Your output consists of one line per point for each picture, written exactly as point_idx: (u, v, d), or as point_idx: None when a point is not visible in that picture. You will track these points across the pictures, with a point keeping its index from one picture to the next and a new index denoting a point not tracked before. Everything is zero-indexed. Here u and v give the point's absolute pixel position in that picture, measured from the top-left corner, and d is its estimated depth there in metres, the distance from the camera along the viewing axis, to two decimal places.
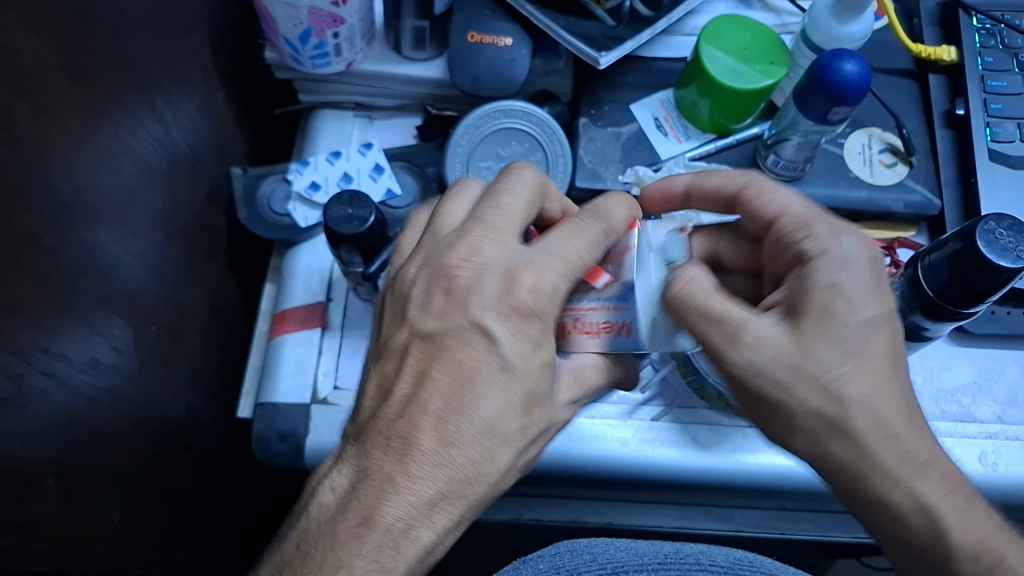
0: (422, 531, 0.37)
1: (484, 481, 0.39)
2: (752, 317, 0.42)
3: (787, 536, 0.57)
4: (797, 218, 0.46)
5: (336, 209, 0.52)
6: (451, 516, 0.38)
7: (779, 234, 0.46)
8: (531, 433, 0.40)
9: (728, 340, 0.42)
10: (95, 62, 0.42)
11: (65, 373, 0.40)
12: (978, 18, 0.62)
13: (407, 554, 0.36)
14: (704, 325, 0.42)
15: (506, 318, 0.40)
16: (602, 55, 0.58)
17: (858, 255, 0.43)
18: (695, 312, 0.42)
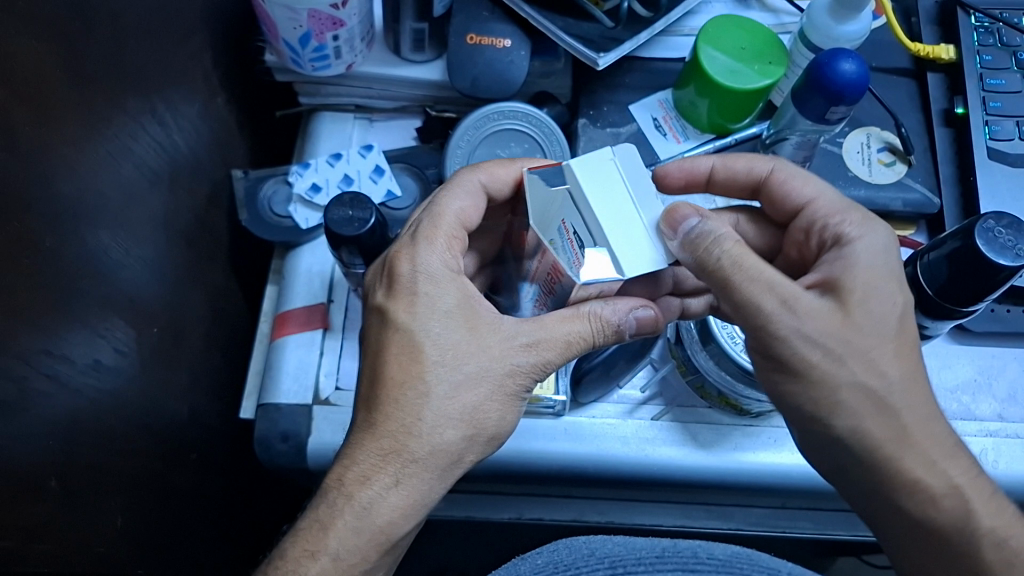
0: (358, 490, 0.40)
1: (420, 444, 0.41)
2: (776, 279, 0.41)
3: (788, 535, 0.57)
4: (829, 205, 0.47)
5: (337, 210, 0.52)
6: (391, 478, 0.40)
7: (811, 218, 0.48)
8: (459, 396, 0.42)
9: (780, 306, 0.41)
10: (96, 68, 0.42)
11: (67, 376, 0.40)
12: (976, 16, 0.62)
13: (348, 516, 0.40)
14: (754, 285, 0.41)
15: (417, 310, 0.42)
16: (600, 56, 0.58)
17: (889, 240, 0.44)
18: (740, 271, 0.41)
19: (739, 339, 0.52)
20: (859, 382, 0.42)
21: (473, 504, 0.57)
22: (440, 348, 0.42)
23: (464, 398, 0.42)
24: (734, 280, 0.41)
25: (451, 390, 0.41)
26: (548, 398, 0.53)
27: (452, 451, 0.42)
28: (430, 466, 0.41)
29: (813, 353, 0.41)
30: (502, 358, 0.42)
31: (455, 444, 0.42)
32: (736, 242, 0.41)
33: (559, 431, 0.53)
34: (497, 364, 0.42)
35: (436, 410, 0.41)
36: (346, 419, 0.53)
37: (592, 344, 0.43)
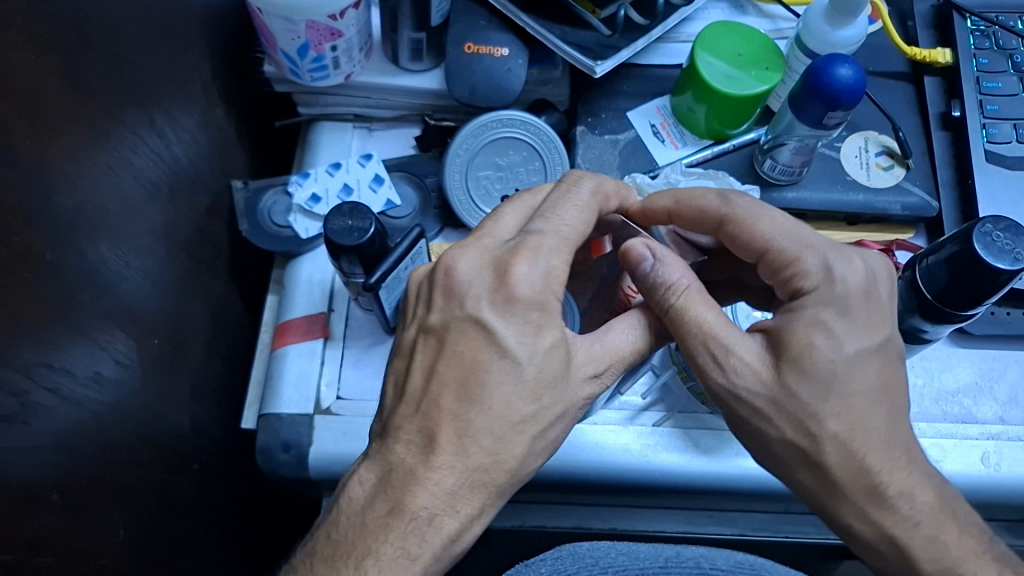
0: (444, 522, 0.40)
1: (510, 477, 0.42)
2: (711, 334, 0.43)
3: (791, 540, 0.57)
4: (785, 252, 0.44)
5: (338, 220, 0.52)
6: (472, 509, 0.41)
7: (769, 267, 0.45)
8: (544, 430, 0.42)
9: (715, 359, 0.43)
10: (94, 81, 0.42)
11: (68, 388, 0.40)
12: (972, 20, 0.62)
13: (433, 541, 0.40)
14: (694, 338, 0.43)
15: (509, 327, 0.41)
16: (597, 64, 0.58)
17: (879, 270, 0.43)
18: (682, 321, 0.43)
19: None
20: (861, 387, 0.41)
21: None
22: (509, 377, 0.41)
23: (532, 426, 0.42)
24: (679, 329, 0.43)
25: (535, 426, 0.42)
26: None
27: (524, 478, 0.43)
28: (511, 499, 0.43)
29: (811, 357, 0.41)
30: (550, 404, 0.42)
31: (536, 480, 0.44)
32: (694, 289, 0.43)
33: None
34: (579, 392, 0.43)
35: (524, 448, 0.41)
36: (347, 427, 0.53)
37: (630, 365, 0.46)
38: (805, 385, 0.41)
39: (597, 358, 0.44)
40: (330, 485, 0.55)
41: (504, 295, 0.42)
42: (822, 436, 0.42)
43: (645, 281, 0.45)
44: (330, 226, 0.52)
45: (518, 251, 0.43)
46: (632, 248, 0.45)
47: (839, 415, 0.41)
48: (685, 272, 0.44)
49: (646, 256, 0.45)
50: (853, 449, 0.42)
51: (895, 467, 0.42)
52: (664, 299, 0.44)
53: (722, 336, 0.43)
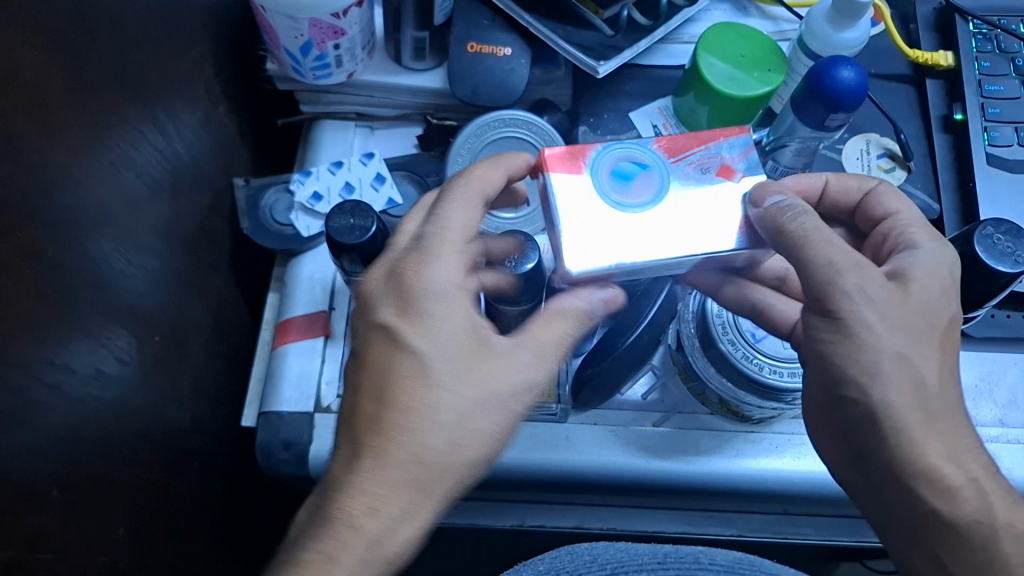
0: (364, 521, 0.38)
1: (437, 472, 0.40)
2: (839, 257, 0.42)
3: (790, 541, 0.57)
4: (907, 218, 0.47)
5: (337, 220, 0.52)
6: (397, 508, 0.39)
7: (885, 231, 0.48)
8: (466, 417, 0.41)
9: (841, 275, 0.41)
10: (97, 78, 0.42)
11: (69, 385, 0.40)
12: (974, 23, 0.62)
13: (356, 548, 0.38)
14: (827, 249, 0.42)
15: (432, 335, 0.41)
16: (600, 64, 0.58)
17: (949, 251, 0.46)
18: (814, 238, 0.42)
19: (739, 345, 0.52)
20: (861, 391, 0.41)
21: (474, 510, 0.57)
22: (445, 373, 0.41)
23: (458, 420, 0.41)
24: (805, 250, 0.42)
25: (473, 416, 0.41)
26: (548, 403, 0.54)
27: (456, 475, 0.41)
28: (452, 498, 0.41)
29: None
30: (500, 385, 0.42)
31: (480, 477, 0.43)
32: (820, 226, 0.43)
33: (560, 438, 0.54)
34: (505, 388, 0.42)
35: (446, 440, 0.40)
36: None
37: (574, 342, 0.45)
38: None
39: (524, 358, 0.43)
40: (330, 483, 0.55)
41: (402, 289, 0.43)
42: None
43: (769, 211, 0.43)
44: (330, 226, 0.52)
45: (411, 260, 0.43)
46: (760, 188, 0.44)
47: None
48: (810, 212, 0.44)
49: (772, 194, 0.44)
50: None
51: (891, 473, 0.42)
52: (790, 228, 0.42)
53: (849, 261, 0.42)
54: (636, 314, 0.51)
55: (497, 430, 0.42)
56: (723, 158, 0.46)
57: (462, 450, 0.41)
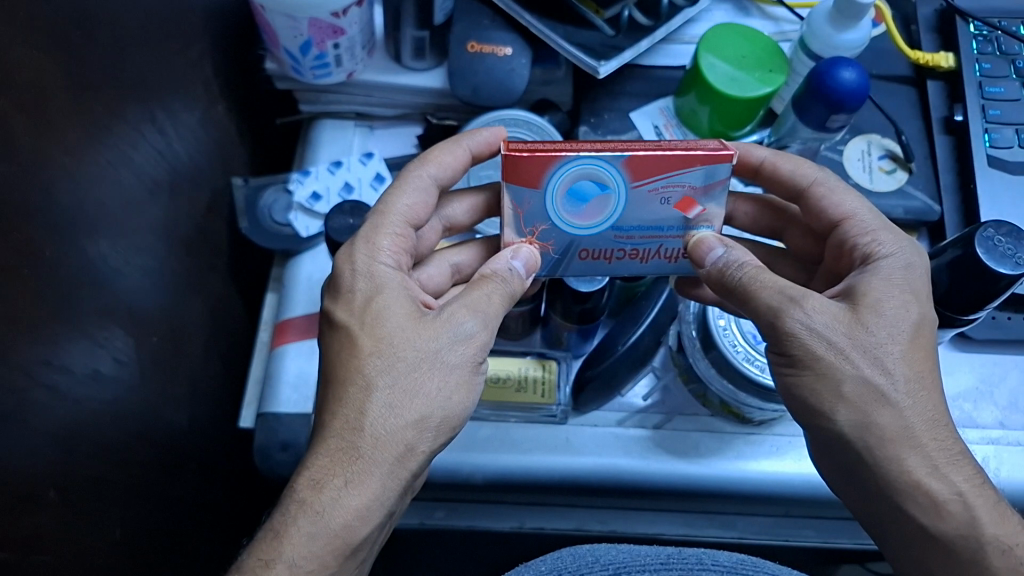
0: (310, 496, 0.39)
1: (377, 442, 0.40)
2: (784, 288, 0.43)
3: (791, 543, 0.57)
4: (864, 223, 0.47)
5: (336, 219, 0.52)
6: (342, 479, 0.39)
7: (842, 236, 0.48)
8: (397, 376, 0.41)
9: (791, 303, 0.42)
10: (95, 76, 0.42)
11: (66, 385, 0.40)
12: (975, 25, 0.62)
13: (303, 523, 0.38)
14: (769, 289, 0.43)
15: (370, 311, 0.43)
16: (601, 64, 0.58)
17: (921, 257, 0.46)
18: (755, 282, 0.43)
19: (741, 348, 0.51)
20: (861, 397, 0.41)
21: (473, 512, 0.57)
22: (383, 344, 0.42)
23: (399, 386, 0.41)
24: (754, 289, 0.43)
25: (411, 378, 0.41)
26: (548, 405, 0.54)
27: (401, 440, 0.40)
28: (405, 466, 0.41)
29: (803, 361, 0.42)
30: (428, 346, 0.42)
31: (431, 443, 0.41)
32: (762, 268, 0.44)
33: (561, 440, 0.53)
34: (434, 346, 0.42)
35: (383, 408, 0.40)
36: None
37: (506, 299, 0.45)
38: None
39: (457, 319, 0.43)
40: None
41: (339, 280, 0.45)
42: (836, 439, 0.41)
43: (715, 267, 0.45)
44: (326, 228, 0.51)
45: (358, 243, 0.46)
46: (704, 240, 0.46)
47: (846, 419, 0.41)
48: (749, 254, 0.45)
49: (716, 244, 0.45)
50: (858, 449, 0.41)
51: None
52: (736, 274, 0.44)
53: (793, 290, 0.43)
54: (638, 313, 0.52)
55: (437, 396, 0.41)
56: (688, 188, 0.44)
57: (407, 414, 0.40)
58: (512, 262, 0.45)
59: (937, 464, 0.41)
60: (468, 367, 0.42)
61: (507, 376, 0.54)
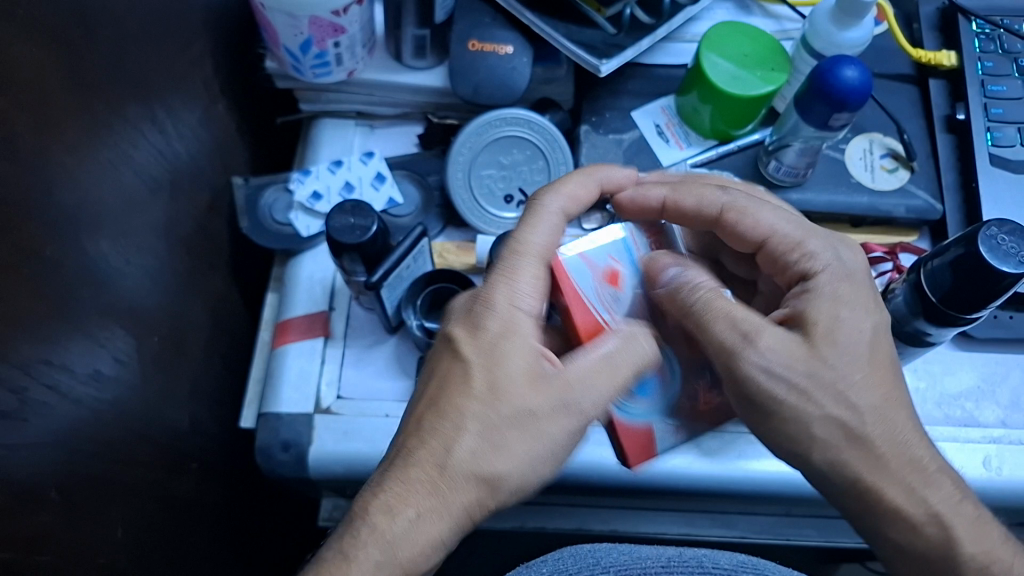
0: (383, 523, 0.38)
1: (457, 489, 0.39)
2: (739, 317, 0.42)
3: (793, 543, 0.57)
4: (788, 236, 0.47)
5: (339, 219, 0.52)
6: (414, 511, 0.38)
7: (772, 252, 0.47)
8: (492, 430, 0.39)
9: (743, 341, 0.42)
10: (95, 75, 0.42)
11: (67, 385, 0.40)
12: (977, 23, 0.62)
13: (372, 548, 0.37)
14: (723, 324, 0.43)
15: (492, 361, 0.40)
16: (602, 62, 0.58)
17: (857, 266, 0.45)
18: (710, 312, 0.43)
19: None
20: (857, 395, 0.41)
21: None
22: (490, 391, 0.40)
23: (488, 440, 0.39)
24: (705, 317, 0.43)
25: (513, 439, 0.40)
26: None
27: (477, 490, 0.39)
28: (472, 510, 0.40)
29: (796, 367, 0.41)
30: (535, 411, 0.40)
31: (508, 496, 0.40)
32: (717, 291, 0.44)
33: None
34: (541, 412, 0.40)
35: (467, 453, 0.39)
36: (348, 427, 0.52)
37: (634, 369, 0.43)
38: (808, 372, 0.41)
39: (580, 387, 0.41)
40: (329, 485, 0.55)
41: (471, 312, 0.42)
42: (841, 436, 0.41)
43: (668, 289, 0.46)
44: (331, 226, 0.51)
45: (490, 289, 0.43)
46: (658, 261, 0.47)
47: (849, 417, 0.41)
48: (705, 276, 0.45)
49: (669, 266, 0.47)
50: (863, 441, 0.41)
51: (893, 477, 0.41)
52: (687, 297, 0.44)
53: (750, 318, 0.43)
54: None
55: (525, 461, 0.40)
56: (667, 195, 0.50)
57: (489, 466, 0.39)
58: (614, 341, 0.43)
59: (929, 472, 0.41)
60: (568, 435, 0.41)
61: None
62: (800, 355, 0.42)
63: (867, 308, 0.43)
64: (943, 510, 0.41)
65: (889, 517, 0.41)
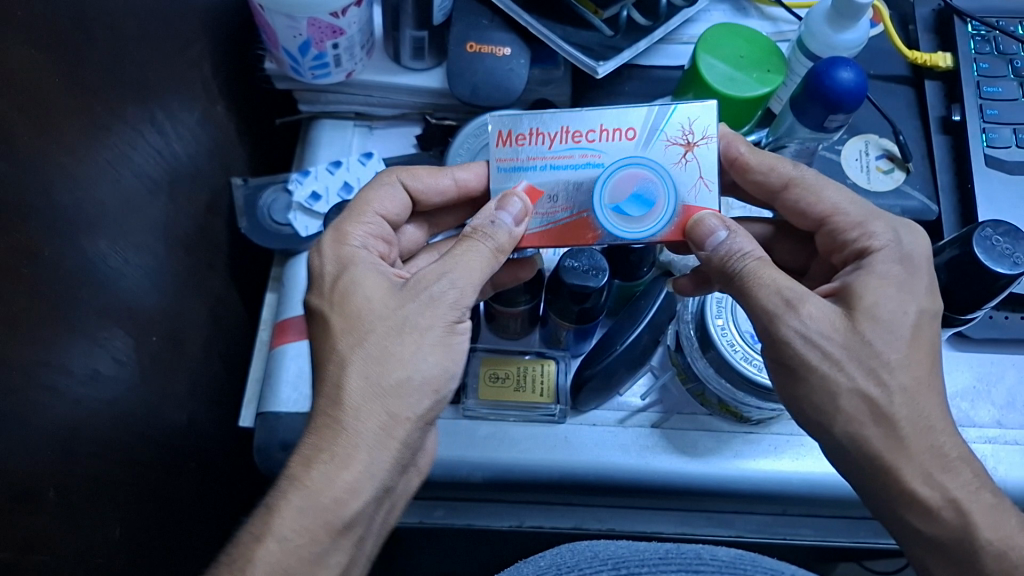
0: (307, 478, 0.39)
1: (368, 420, 0.40)
2: (787, 285, 0.42)
3: (789, 542, 0.57)
4: (851, 216, 0.46)
5: (430, 179, 0.51)
6: (337, 458, 0.39)
7: (832, 231, 0.48)
8: (371, 347, 0.41)
9: (785, 307, 0.41)
10: (95, 77, 0.42)
11: (66, 386, 0.40)
12: (973, 24, 0.62)
13: (293, 497, 0.38)
14: (768, 290, 0.42)
15: (343, 299, 0.43)
16: (599, 64, 0.58)
17: (915, 250, 0.44)
18: (756, 279, 0.42)
19: (738, 347, 0.51)
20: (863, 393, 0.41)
21: (473, 511, 0.57)
22: (346, 336, 0.41)
23: (372, 357, 0.41)
24: (751, 285, 0.42)
25: (407, 348, 0.41)
26: (547, 404, 0.54)
27: (382, 419, 0.40)
28: (397, 435, 0.41)
29: (834, 337, 0.41)
30: (405, 323, 0.41)
31: (416, 407, 0.41)
32: (765, 260, 0.43)
33: (560, 439, 0.54)
34: (423, 325, 0.41)
35: (359, 383, 0.40)
36: None
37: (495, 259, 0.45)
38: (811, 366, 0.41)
39: (438, 296, 0.42)
40: None
41: (338, 272, 0.44)
42: (884, 405, 0.40)
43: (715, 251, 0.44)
44: (416, 179, 0.50)
45: (332, 235, 0.47)
46: (705, 219, 0.44)
47: (893, 386, 0.40)
48: (756, 245, 0.44)
49: (721, 225, 0.44)
50: (862, 434, 0.41)
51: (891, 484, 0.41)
52: (736, 264, 0.43)
53: (793, 286, 0.42)
54: (636, 313, 0.54)
55: (421, 374, 0.41)
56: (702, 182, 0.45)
57: (384, 379, 0.40)
58: (500, 216, 0.44)
59: (920, 481, 0.40)
60: (442, 340, 0.42)
61: (506, 375, 0.55)
62: (839, 326, 0.41)
63: (918, 293, 0.42)
64: (959, 495, 0.40)
65: None
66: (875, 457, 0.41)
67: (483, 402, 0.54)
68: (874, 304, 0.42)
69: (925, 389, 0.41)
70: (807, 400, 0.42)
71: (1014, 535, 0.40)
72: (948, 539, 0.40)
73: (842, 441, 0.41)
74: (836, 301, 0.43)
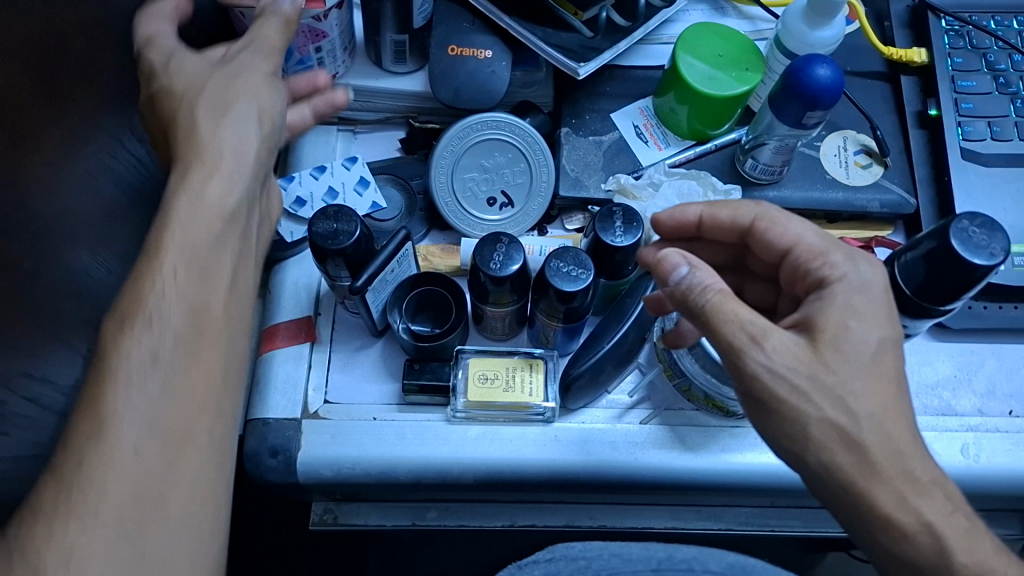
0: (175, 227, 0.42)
1: (212, 138, 0.45)
2: (749, 319, 0.42)
3: (777, 533, 0.58)
4: (815, 246, 0.47)
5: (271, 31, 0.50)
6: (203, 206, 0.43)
7: (796, 262, 0.48)
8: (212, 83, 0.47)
9: (749, 341, 0.42)
10: (73, 86, 0.42)
11: (45, 396, 0.41)
12: (947, 20, 0.63)
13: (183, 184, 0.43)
14: (731, 325, 0.42)
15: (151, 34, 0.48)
16: (580, 65, 0.59)
17: (874, 281, 0.44)
18: (719, 314, 0.42)
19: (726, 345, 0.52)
20: (856, 398, 0.41)
21: (465, 512, 0.58)
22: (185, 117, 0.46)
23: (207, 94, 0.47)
24: (716, 323, 0.42)
25: (234, 76, 0.48)
26: (537, 404, 0.54)
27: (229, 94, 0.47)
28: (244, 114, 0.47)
29: (800, 370, 0.41)
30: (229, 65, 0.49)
31: (242, 151, 0.46)
32: (728, 294, 0.43)
33: (549, 438, 0.54)
34: (228, 109, 0.46)
35: (243, 127, 0.46)
36: (336, 430, 0.53)
37: None
38: (798, 369, 0.41)
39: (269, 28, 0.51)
40: (319, 490, 0.55)
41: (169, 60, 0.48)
42: (853, 432, 0.41)
43: (678, 288, 0.44)
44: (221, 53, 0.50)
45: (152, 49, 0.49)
46: (664, 257, 0.45)
47: (861, 413, 0.41)
48: (719, 277, 0.44)
49: (680, 262, 0.44)
50: (856, 438, 0.41)
51: (881, 489, 0.41)
52: (699, 301, 0.43)
53: (757, 320, 0.42)
54: (621, 312, 0.55)
55: (242, 102, 0.47)
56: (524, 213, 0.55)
57: (226, 80, 0.48)
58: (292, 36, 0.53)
59: (904, 495, 0.41)
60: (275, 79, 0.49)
61: (494, 376, 0.55)
62: (805, 359, 0.42)
63: (879, 319, 0.43)
64: (934, 519, 0.41)
65: (879, 523, 0.41)
66: (852, 471, 0.41)
67: (471, 403, 0.54)
68: (838, 334, 0.42)
69: (893, 415, 0.42)
70: (778, 431, 0.42)
71: (989, 560, 0.41)
72: (935, 555, 0.41)
73: (830, 448, 0.41)
74: (799, 332, 0.44)
